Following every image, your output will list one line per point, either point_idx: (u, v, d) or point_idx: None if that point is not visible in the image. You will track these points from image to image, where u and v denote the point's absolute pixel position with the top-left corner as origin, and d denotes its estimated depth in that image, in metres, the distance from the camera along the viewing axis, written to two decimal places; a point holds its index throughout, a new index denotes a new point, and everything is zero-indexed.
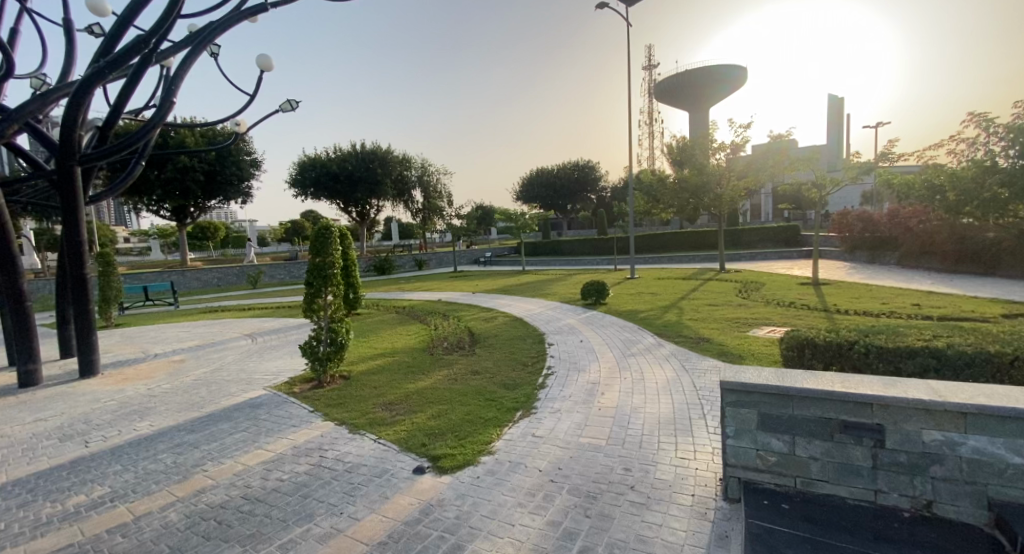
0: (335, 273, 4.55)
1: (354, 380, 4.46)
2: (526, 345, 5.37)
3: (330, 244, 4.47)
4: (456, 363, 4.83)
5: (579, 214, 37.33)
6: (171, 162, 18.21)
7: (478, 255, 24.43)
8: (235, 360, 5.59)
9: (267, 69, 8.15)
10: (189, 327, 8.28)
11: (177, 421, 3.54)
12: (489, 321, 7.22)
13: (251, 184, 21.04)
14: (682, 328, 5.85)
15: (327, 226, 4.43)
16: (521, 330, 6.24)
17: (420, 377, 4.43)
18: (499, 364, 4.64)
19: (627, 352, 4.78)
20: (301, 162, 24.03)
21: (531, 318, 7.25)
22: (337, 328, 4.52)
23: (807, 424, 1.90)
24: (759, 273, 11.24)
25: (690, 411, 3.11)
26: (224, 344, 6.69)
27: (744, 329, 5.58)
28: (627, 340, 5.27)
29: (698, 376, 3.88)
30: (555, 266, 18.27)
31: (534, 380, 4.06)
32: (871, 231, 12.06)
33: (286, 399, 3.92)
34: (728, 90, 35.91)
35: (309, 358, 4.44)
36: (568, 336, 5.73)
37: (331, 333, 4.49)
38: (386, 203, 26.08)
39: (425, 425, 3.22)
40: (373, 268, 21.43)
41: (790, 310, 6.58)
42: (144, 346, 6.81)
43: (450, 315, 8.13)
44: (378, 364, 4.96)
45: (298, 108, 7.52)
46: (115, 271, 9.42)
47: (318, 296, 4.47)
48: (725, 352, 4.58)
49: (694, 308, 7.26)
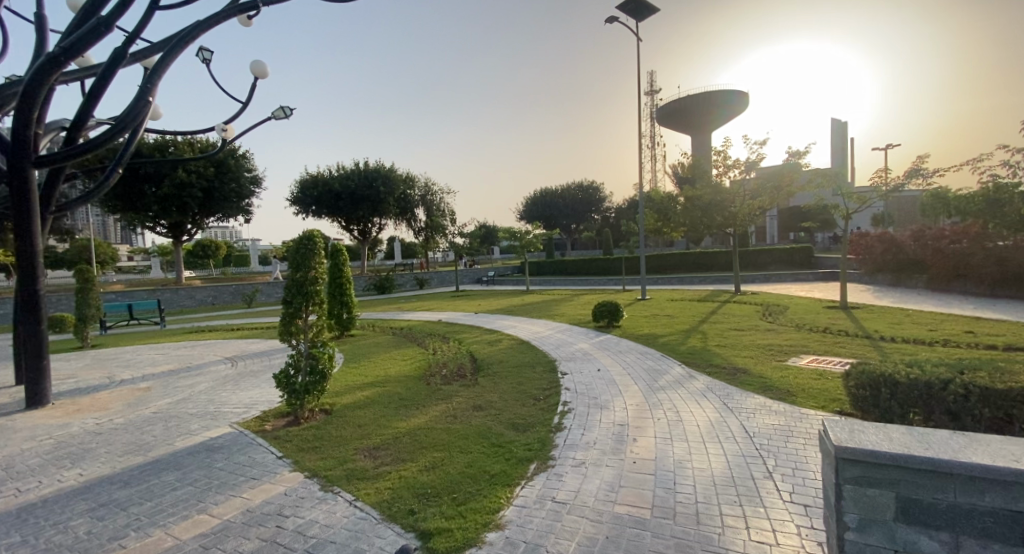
0: (319, 290, 3.96)
1: (336, 416, 3.81)
2: (535, 374, 4.73)
3: (313, 257, 3.89)
4: (457, 395, 4.19)
5: (584, 234, 36.90)
6: (169, 178, 17.88)
7: (481, 274, 23.89)
8: (206, 389, 4.96)
9: (261, 76, 7.68)
10: (168, 349, 7.67)
11: (114, 469, 2.90)
12: (492, 345, 6.56)
13: (251, 201, 20.68)
14: (711, 356, 5.21)
15: (312, 235, 3.88)
16: (529, 355, 5.60)
17: (413, 414, 3.77)
18: (505, 398, 4.00)
19: (654, 385, 4.12)
20: (303, 180, 23.75)
21: (538, 341, 6.62)
22: (319, 355, 3.91)
23: (982, 519, 1.27)
24: (778, 295, 10.61)
25: (751, 469, 2.46)
26: (201, 370, 6.06)
27: (783, 358, 4.94)
28: (651, 370, 4.62)
29: (747, 417, 3.23)
30: (561, 287, 17.69)
31: (549, 419, 3.41)
32: (895, 253, 11.43)
33: (252, 442, 3.28)
34: (727, 116, 35.79)
35: (284, 388, 3.78)
36: (582, 364, 5.07)
37: (311, 360, 3.87)
38: (388, 222, 25.66)
39: (415, 480, 2.57)
40: (372, 287, 20.87)
41: (827, 336, 5.93)
42: (112, 371, 6.18)
43: (450, 338, 7.49)
44: (366, 397, 4.32)
45: (292, 115, 7.03)
46: (95, 289, 8.84)
47: (298, 317, 3.86)
48: (770, 386, 3.94)
49: (717, 333, 6.61)
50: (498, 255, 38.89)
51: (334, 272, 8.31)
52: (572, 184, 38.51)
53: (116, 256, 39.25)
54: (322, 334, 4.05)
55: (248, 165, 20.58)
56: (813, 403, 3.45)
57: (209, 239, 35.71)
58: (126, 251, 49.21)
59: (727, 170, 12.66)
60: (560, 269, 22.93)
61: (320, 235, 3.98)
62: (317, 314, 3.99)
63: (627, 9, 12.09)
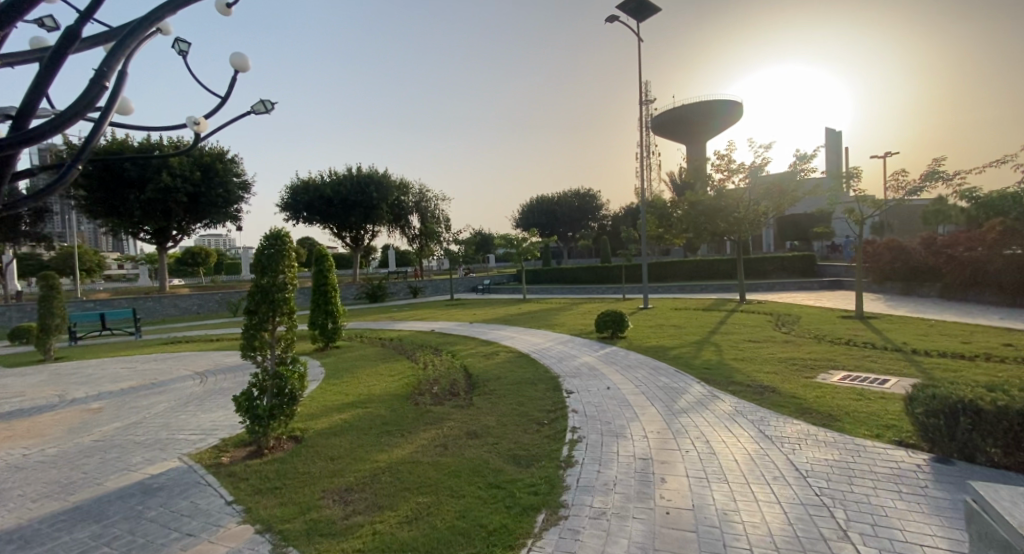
0: (288, 298, 3.40)
1: (305, 447, 3.25)
2: (537, 393, 4.19)
3: (282, 261, 3.36)
4: (448, 418, 3.66)
5: (580, 242, 36.50)
6: (153, 182, 17.26)
7: (476, 283, 23.38)
8: (165, 411, 4.39)
9: (242, 70, 7.16)
10: (138, 363, 7.08)
11: (19, 520, 2.35)
12: (489, 358, 6.04)
13: (240, 207, 20.08)
14: (730, 372, 4.71)
15: (281, 235, 3.40)
16: (528, 370, 5.07)
17: (396, 443, 3.23)
18: (504, 422, 3.48)
19: (674, 407, 3.59)
20: (294, 185, 23.20)
21: (538, 354, 6.09)
22: (286, 373, 3.38)
23: None
24: (787, 304, 10.15)
25: (819, 525, 1.94)
26: (166, 387, 5.48)
27: (811, 374, 4.44)
28: (667, 389, 4.09)
29: (792, 449, 2.71)
30: (558, 295, 17.20)
31: (556, 452, 2.87)
32: (904, 260, 11.03)
33: (200, 481, 2.73)
34: (720, 126, 35.68)
35: (244, 414, 3.25)
36: (589, 380, 4.55)
37: (277, 380, 3.34)
38: (381, 228, 25.11)
39: (394, 538, 2.03)
40: (364, 296, 20.28)
41: (852, 348, 5.45)
42: (68, 389, 5.59)
43: (443, 350, 6.95)
44: (344, 421, 3.77)
45: (272, 110, 6.50)
46: (59, 299, 8.41)
47: (262, 330, 3.32)
48: (807, 408, 3.44)
49: (731, 344, 6.12)
50: (493, 263, 38.43)
51: (318, 280, 7.76)
52: (568, 192, 38.20)
53: (103, 263, 38.49)
54: (291, 349, 3.52)
55: (237, 169, 20.07)
56: (862, 429, 2.95)
57: (198, 246, 35.03)
58: (115, 258, 48.39)
59: (730, 176, 12.18)
60: (557, 277, 22.44)
61: (289, 235, 3.47)
62: (285, 326, 3.45)
63: (628, 8, 11.68)
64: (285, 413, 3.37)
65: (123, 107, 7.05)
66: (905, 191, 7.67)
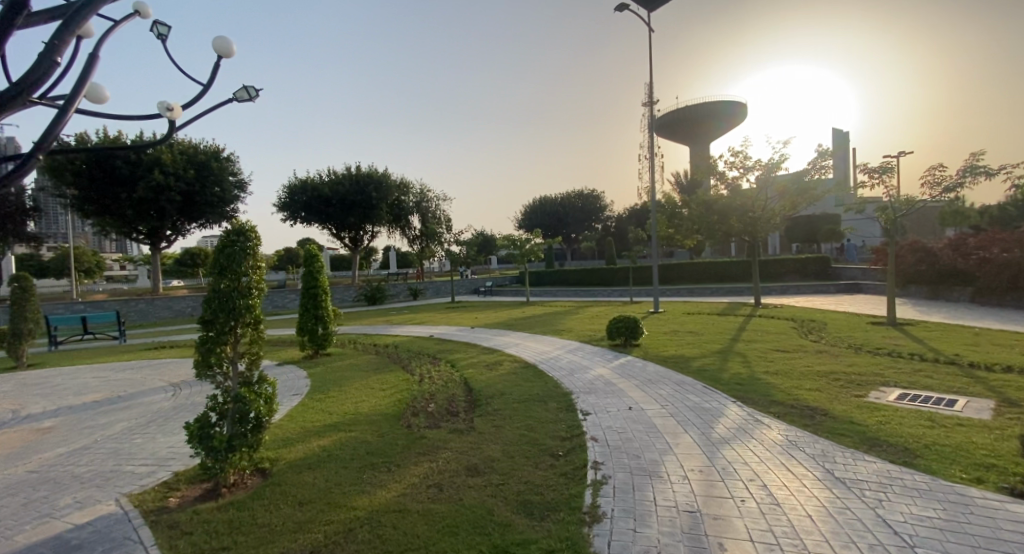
0: (252, 306, 2.86)
1: (271, 487, 2.69)
2: (547, 414, 3.63)
3: (244, 260, 2.82)
4: (443, 448, 3.09)
5: (584, 243, 35.92)
6: (144, 180, 16.76)
7: (478, 284, 22.84)
8: (123, 435, 3.88)
9: (227, 56, 6.65)
10: (113, 375, 6.57)
11: None
12: (491, 368, 5.49)
13: (236, 206, 19.59)
14: (765, 388, 4.13)
15: (244, 231, 2.87)
16: (535, 385, 4.50)
17: (380, 482, 2.66)
18: (510, 453, 2.92)
19: (714, 435, 3.00)
20: (291, 184, 22.71)
21: (545, 365, 5.53)
22: (249, 397, 2.82)
23: None
24: (806, 309, 9.58)
25: None
26: (133, 403, 4.98)
27: (862, 392, 3.85)
28: (701, 411, 3.50)
29: (880, 499, 2.11)
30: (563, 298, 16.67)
31: (576, 499, 2.30)
32: (931, 262, 10.41)
33: (133, 542, 2.20)
34: (723, 128, 35.07)
35: (196, 445, 2.69)
36: (607, 398, 3.97)
37: (237, 403, 2.78)
38: (381, 229, 24.58)
39: None
40: (363, 298, 19.76)
41: (897, 360, 4.86)
42: (27, 407, 5.10)
43: (441, 359, 6.40)
44: (323, 450, 3.22)
45: (257, 96, 5.99)
46: (32, 301, 8.07)
47: (221, 344, 2.77)
48: (874, 436, 2.85)
49: (757, 355, 5.56)
50: (495, 264, 37.98)
51: (307, 283, 7.20)
52: (571, 193, 37.64)
53: (103, 264, 38.23)
54: (257, 366, 2.98)
55: (233, 168, 19.57)
56: (955, 469, 2.36)
57: (198, 248, 34.62)
58: (114, 259, 48.07)
59: (745, 174, 11.55)
60: (561, 278, 21.91)
61: (256, 230, 2.94)
62: (249, 339, 2.90)
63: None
64: (249, 444, 2.83)
65: (98, 97, 6.56)
66: (943, 187, 7.04)
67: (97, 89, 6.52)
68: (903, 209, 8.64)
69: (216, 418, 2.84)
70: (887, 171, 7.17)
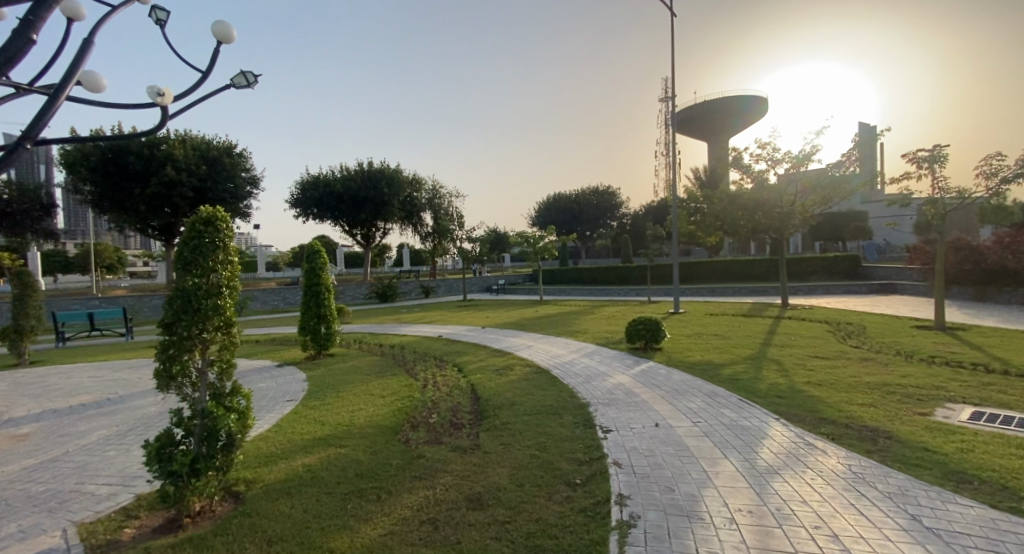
0: (222, 306, 2.48)
1: (238, 518, 2.31)
2: (562, 430, 3.19)
3: (213, 254, 2.46)
4: (441, 471, 2.68)
5: (599, 240, 35.29)
6: (157, 176, 16.73)
7: (491, 283, 22.50)
8: (97, 448, 3.56)
9: (226, 41, 6.33)
10: (109, 375, 6.33)
11: None
12: (500, 374, 5.07)
13: (249, 203, 19.52)
14: (811, 402, 3.62)
15: (214, 221, 2.51)
16: (548, 395, 4.07)
17: (363, 516, 2.25)
18: (518, 479, 2.50)
19: (759, 463, 2.54)
20: (304, 181, 22.59)
21: (559, 370, 5.08)
22: (217, 412, 2.45)
23: None
24: (838, 311, 8.97)
25: None
26: (119, 407, 4.69)
27: (927, 410, 3.32)
28: (740, 430, 3.03)
29: None
30: (578, 297, 16.19)
31: (598, 548, 1.86)
32: (975, 261, 9.69)
33: None
34: (741, 124, 34.18)
35: (155, 468, 2.32)
36: (629, 412, 3.52)
37: (203, 419, 2.41)
38: (393, 226, 24.35)
39: None
40: (374, 295, 19.57)
41: (957, 371, 4.31)
42: (12, 410, 4.86)
43: (447, 362, 6.00)
44: (305, 470, 2.83)
45: (255, 82, 5.63)
46: (35, 297, 7.92)
47: (185, 351, 2.39)
48: (960, 469, 2.34)
49: (793, 362, 5.03)
50: (508, 262, 37.63)
51: (309, 281, 6.86)
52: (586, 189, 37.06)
53: (125, 261, 38.89)
54: (230, 377, 2.60)
55: (245, 164, 19.49)
56: None
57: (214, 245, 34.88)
58: (136, 255, 48.95)
59: (773, 167, 10.92)
60: (576, 277, 21.42)
61: (228, 219, 2.58)
62: (219, 345, 2.53)
63: None
64: (219, 466, 2.46)
65: (96, 85, 6.31)
66: (999, 178, 6.40)
67: (93, 77, 6.23)
68: (951, 203, 7.94)
69: (182, 436, 2.48)
70: (937, 159, 6.54)
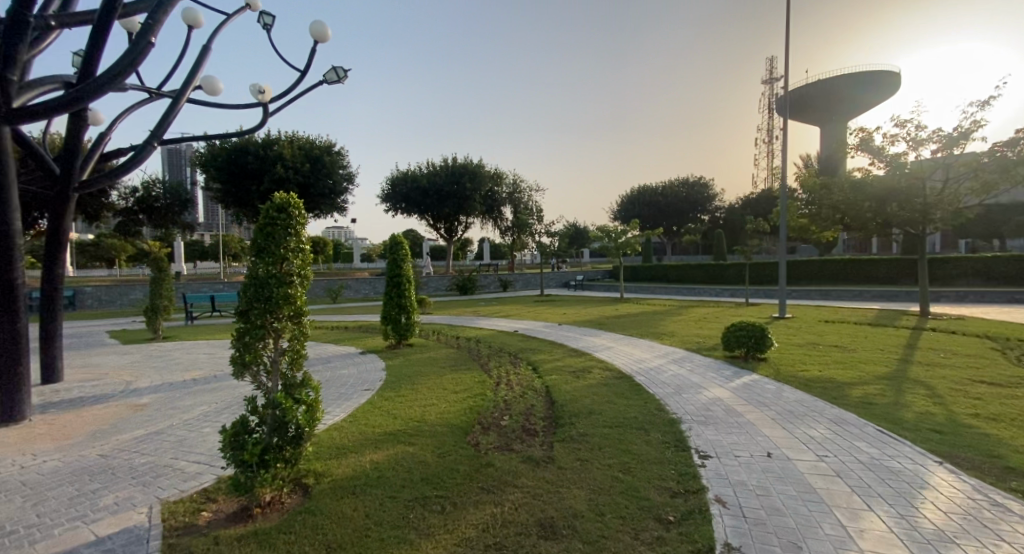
0: (294, 296, 2.45)
1: (300, 516, 2.24)
2: (649, 450, 2.82)
3: (284, 241, 2.43)
4: (510, 485, 2.45)
5: (688, 236, 33.41)
6: (268, 174, 18.28)
7: (570, 278, 22.13)
8: (194, 424, 3.78)
9: (322, 39, 6.59)
10: (218, 354, 6.92)
11: None
12: (578, 376, 4.75)
13: (345, 198, 20.78)
14: (983, 443, 2.87)
15: (289, 209, 2.50)
16: (629, 405, 3.69)
17: (424, 531, 2.06)
18: (595, 506, 2.19)
19: (924, 526, 1.98)
20: (393, 177, 23.65)
21: (644, 378, 4.63)
22: (286, 405, 2.40)
23: None
24: (991, 324, 7.48)
25: None
26: (222, 384, 5.06)
27: None
28: (885, 475, 2.46)
29: None
30: (663, 296, 15.32)
31: None
32: None
33: None
34: (858, 107, 30.49)
35: (227, 455, 2.31)
36: (731, 436, 3.05)
37: (273, 410, 2.38)
38: (474, 220, 24.76)
39: None
40: (455, 288, 20.00)
41: None
42: (139, 382, 5.44)
43: (522, 359, 5.79)
44: (372, 469, 2.74)
45: (345, 77, 5.79)
46: (168, 280, 8.95)
47: (257, 340, 2.38)
48: None
49: (945, 387, 4.14)
50: (588, 257, 36.88)
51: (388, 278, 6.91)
52: (675, 181, 35.25)
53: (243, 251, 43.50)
54: (301, 368, 2.56)
55: (343, 162, 20.80)
56: None
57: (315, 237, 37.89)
58: None
59: (914, 149, 9.43)
60: (663, 275, 20.36)
61: (301, 207, 2.56)
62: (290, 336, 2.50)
63: None
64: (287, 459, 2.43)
65: (212, 88, 6.88)
66: None
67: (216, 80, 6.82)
68: None
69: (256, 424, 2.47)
70: None
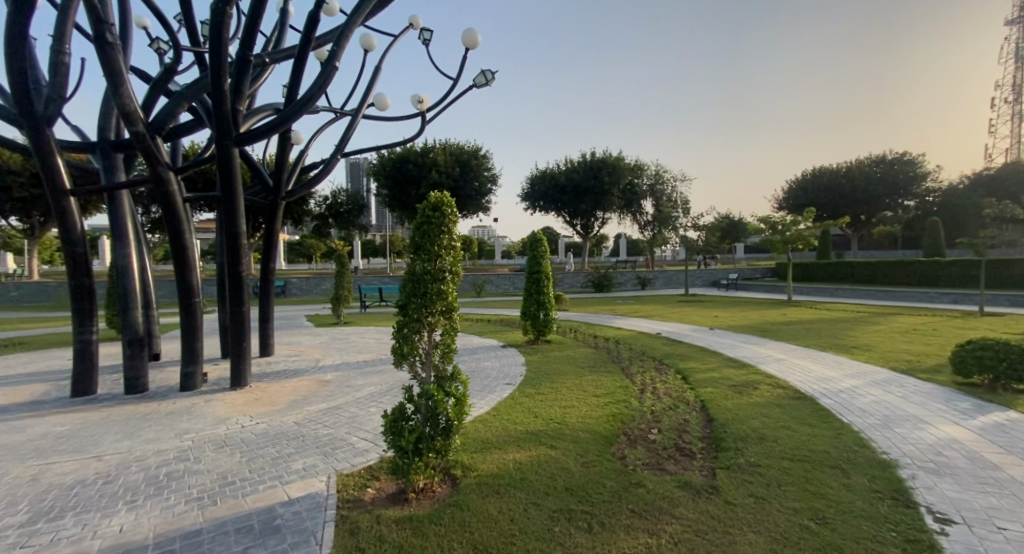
0: (446, 290, 2.50)
1: (447, 509, 2.27)
2: (851, 497, 2.32)
3: (439, 237, 2.48)
4: (668, 511, 2.20)
5: (882, 224, 28.27)
6: (425, 179, 19.98)
7: (719, 278, 20.31)
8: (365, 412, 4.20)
9: (471, 46, 6.86)
10: None
11: None
12: (741, 391, 4.20)
13: (490, 198, 21.76)
14: None
15: (444, 207, 2.53)
16: (811, 435, 3.09)
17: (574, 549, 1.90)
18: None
19: None
20: (533, 177, 24.09)
21: (834, 401, 3.89)
22: (435, 396, 2.46)
23: None
24: None
25: None
26: None
27: None
28: None
29: None
30: (843, 299, 13.11)
31: None
32: None
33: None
34: None
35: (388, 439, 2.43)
36: (983, 496, 2.34)
37: (424, 401, 2.46)
38: (612, 215, 24.07)
39: None
40: (590, 285, 19.63)
41: None
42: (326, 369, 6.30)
43: (668, 367, 5.31)
44: (514, 469, 2.69)
45: (492, 81, 5.91)
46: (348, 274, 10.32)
47: (416, 331, 2.48)
48: None
49: None
50: (742, 255, 33.72)
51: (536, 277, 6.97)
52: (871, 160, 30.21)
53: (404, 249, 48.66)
54: (452, 360, 2.60)
55: (489, 164, 21.86)
56: None
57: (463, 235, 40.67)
58: None
59: None
60: (845, 272, 17.48)
61: (453, 204, 2.57)
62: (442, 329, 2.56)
63: None
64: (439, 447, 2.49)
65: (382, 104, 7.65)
66: None
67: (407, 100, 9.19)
68: None
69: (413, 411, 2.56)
70: None
